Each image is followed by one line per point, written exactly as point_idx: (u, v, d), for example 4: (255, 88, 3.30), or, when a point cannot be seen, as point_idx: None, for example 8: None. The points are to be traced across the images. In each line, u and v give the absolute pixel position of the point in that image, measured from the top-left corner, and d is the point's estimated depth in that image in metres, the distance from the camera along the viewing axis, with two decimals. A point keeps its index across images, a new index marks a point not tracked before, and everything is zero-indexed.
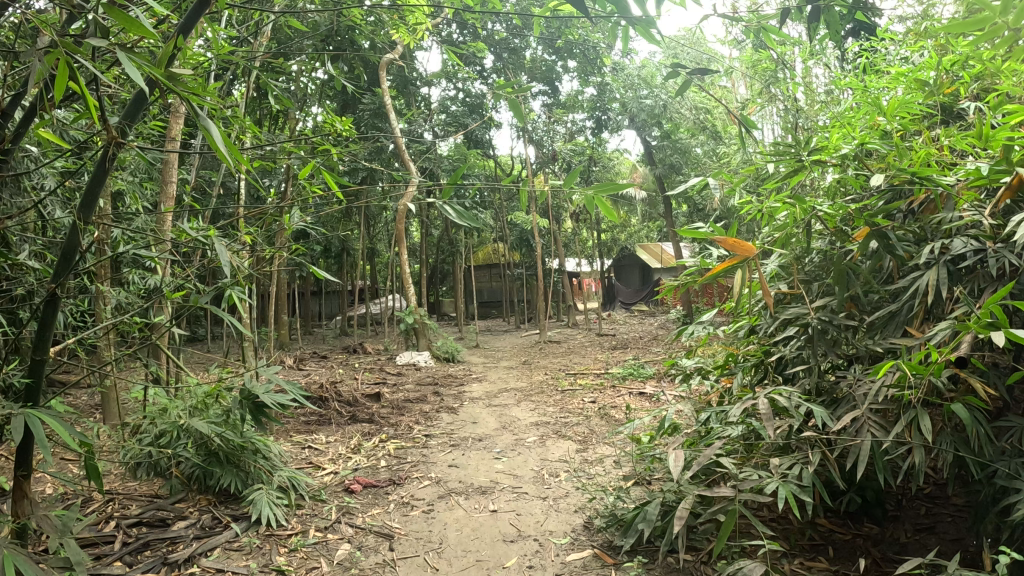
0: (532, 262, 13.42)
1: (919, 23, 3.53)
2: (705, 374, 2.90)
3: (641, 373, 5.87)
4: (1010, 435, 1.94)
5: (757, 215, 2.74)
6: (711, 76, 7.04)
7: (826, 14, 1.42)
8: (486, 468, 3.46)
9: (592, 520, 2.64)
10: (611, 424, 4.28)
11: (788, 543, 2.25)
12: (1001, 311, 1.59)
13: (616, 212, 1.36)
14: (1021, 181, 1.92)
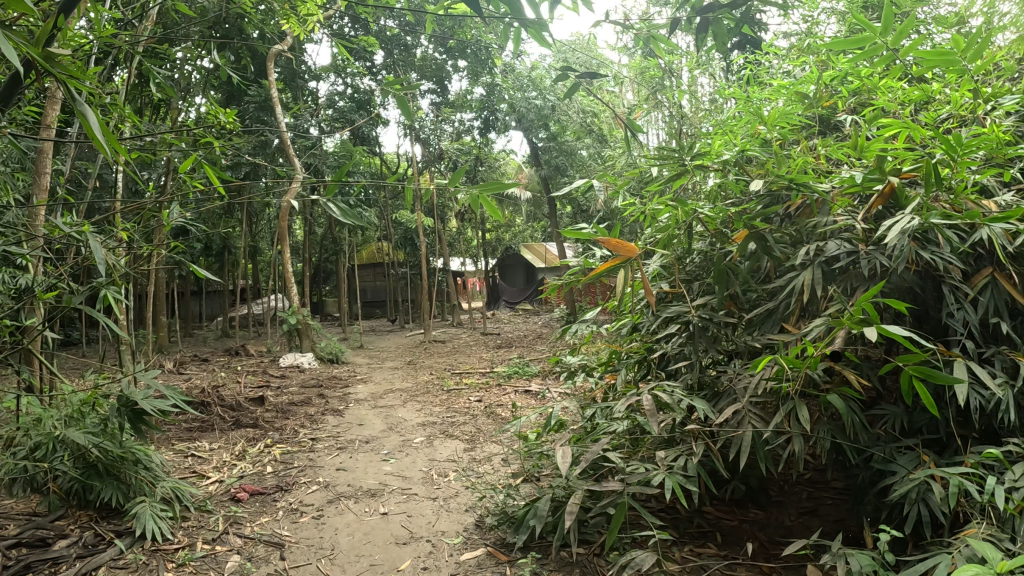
0: (418, 262, 13.31)
1: (800, 40, 3.78)
2: (590, 370, 2.98)
3: (526, 372, 5.95)
4: (883, 421, 2.10)
5: (640, 217, 2.85)
6: (596, 82, 7.24)
7: (714, 27, 1.49)
8: (375, 470, 3.41)
9: (484, 519, 2.65)
10: (498, 422, 4.32)
11: (677, 531, 2.34)
12: (872, 308, 1.70)
13: (500, 212, 1.37)
14: (892, 189, 2.10)
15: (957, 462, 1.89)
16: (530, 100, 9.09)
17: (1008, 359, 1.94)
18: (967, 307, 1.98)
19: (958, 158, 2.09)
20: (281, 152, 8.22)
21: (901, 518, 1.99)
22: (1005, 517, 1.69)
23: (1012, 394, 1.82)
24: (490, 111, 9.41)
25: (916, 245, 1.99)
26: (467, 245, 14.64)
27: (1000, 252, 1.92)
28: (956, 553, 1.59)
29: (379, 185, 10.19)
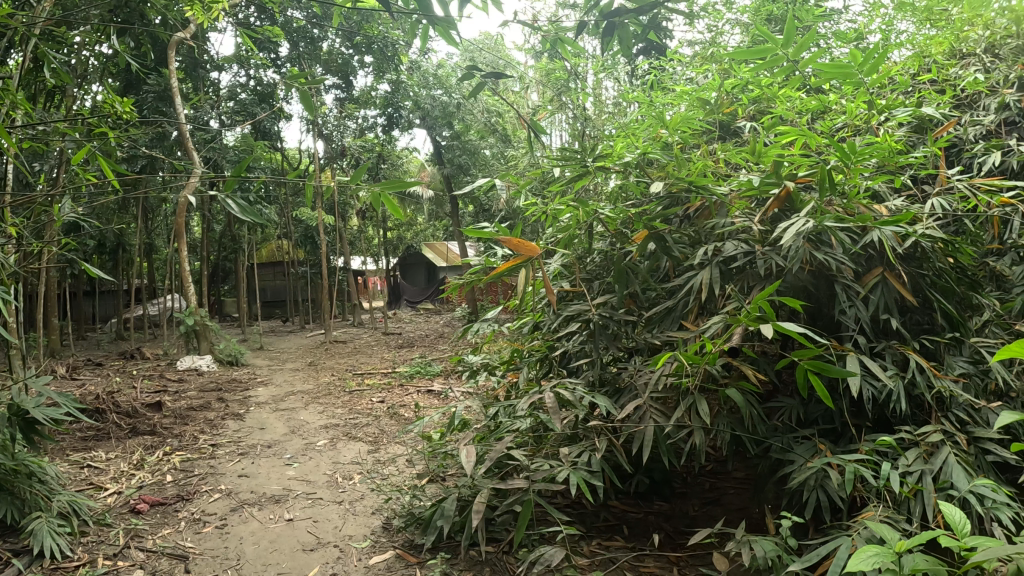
0: (321, 261, 13.00)
1: (702, 49, 3.93)
2: (493, 369, 2.99)
3: (429, 371, 5.92)
4: (780, 413, 2.22)
5: (542, 216, 2.90)
6: (502, 82, 7.29)
7: (619, 31, 1.53)
8: (278, 475, 3.31)
9: (391, 521, 2.62)
10: (401, 423, 4.29)
11: (585, 526, 2.39)
12: (768, 306, 1.78)
13: (403, 211, 1.51)
14: (788, 193, 2.21)
15: (852, 449, 2.02)
16: (436, 98, 9.07)
17: (897, 352, 2.10)
18: (858, 304, 2.12)
19: (852, 165, 2.23)
20: (181, 144, 7.84)
21: (800, 504, 2.11)
22: (901, 499, 1.83)
23: (900, 385, 1.96)
24: (394, 108, 9.39)
25: (810, 246, 2.10)
26: (375, 243, 14.40)
27: (889, 254, 2.06)
28: (856, 535, 1.70)
29: (280, 181, 9.87)
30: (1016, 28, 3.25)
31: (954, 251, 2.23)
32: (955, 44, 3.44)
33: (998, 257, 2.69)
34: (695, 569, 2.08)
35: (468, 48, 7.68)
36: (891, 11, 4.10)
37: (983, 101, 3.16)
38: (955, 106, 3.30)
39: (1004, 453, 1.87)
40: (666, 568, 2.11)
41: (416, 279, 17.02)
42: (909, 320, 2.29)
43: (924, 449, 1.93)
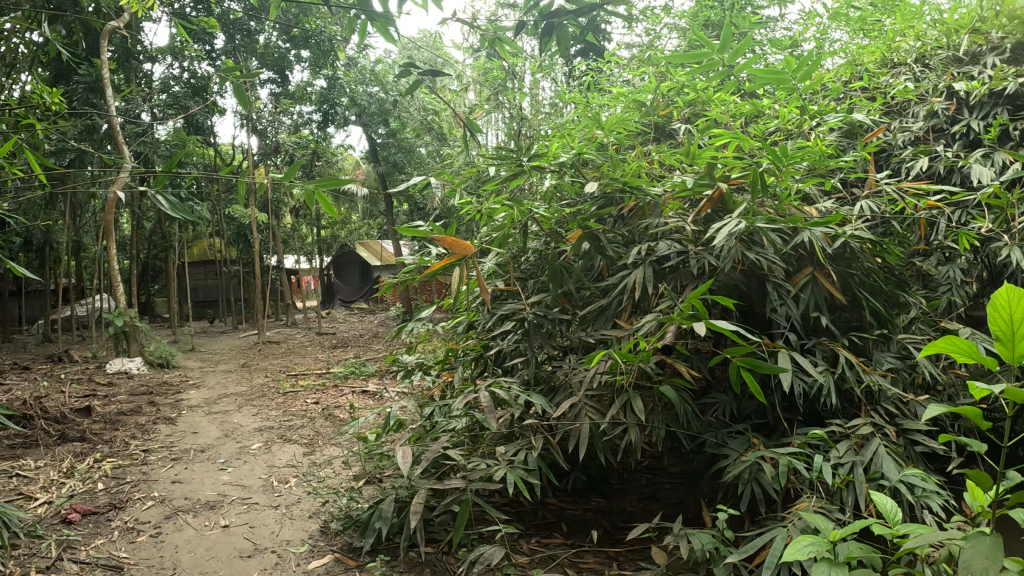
0: (255, 260, 12.66)
1: (637, 52, 4.01)
2: (428, 368, 2.97)
3: (363, 372, 5.85)
4: (714, 409, 2.27)
5: (477, 215, 2.91)
6: (440, 80, 7.26)
7: (558, 32, 1.54)
8: (212, 481, 3.21)
9: (329, 524, 2.58)
10: (336, 424, 4.23)
11: (524, 524, 2.40)
12: (701, 304, 1.83)
13: (336, 208, 1.52)
14: (722, 194, 2.27)
15: (784, 443, 2.09)
16: (372, 94, 9.01)
17: (827, 349, 2.18)
18: (789, 303, 2.19)
19: (783, 169, 2.31)
20: (111, 138, 7.50)
21: (734, 497, 2.17)
22: (834, 490, 1.90)
23: (830, 380, 2.04)
24: (330, 105, 9.06)
25: (742, 246, 2.16)
26: (309, 242, 14.10)
27: (818, 253, 2.14)
28: (791, 525, 1.76)
29: (211, 177, 9.56)
30: (944, 41, 3.42)
31: (883, 251, 2.37)
32: (887, 54, 3.61)
33: (925, 257, 2.92)
34: (633, 563, 2.12)
35: (406, 44, 7.59)
36: (825, 21, 4.25)
37: (913, 109, 3.33)
38: (885, 113, 3.46)
39: (931, 443, 2.00)
40: (606, 563, 2.14)
41: (349, 278, 16.53)
42: (839, 318, 2.38)
43: (854, 441, 2.01)
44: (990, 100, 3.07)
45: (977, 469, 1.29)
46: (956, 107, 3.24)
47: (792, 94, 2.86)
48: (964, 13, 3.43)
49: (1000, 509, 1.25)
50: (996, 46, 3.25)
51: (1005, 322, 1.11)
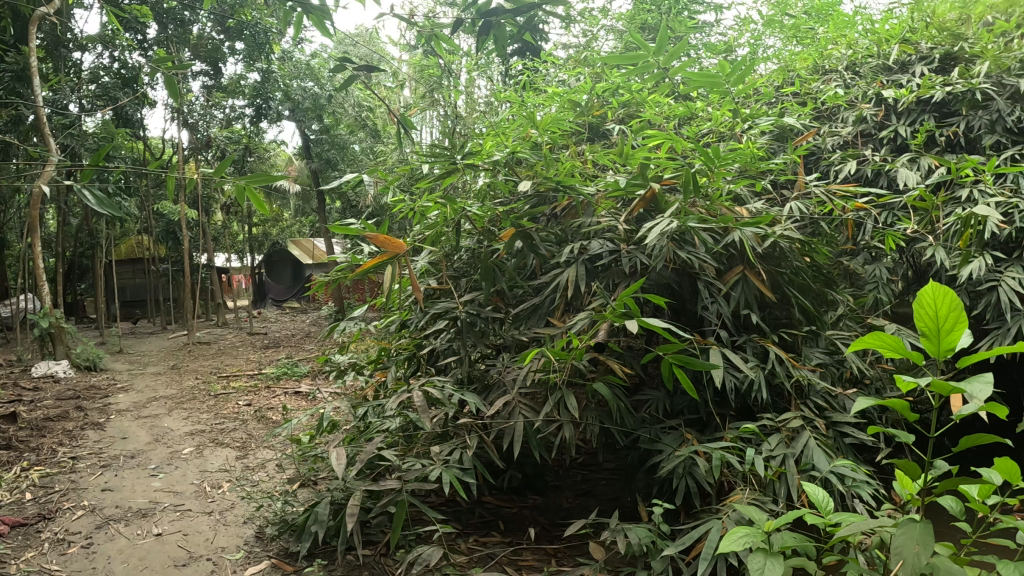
0: (183, 258, 12.20)
1: (574, 53, 4.05)
2: (361, 368, 2.93)
3: (296, 372, 5.71)
4: (647, 405, 2.32)
5: (410, 213, 2.88)
6: (376, 76, 7.14)
7: (495, 30, 1.54)
8: (143, 488, 3.08)
9: (265, 529, 2.51)
10: (270, 426, 4.12)
11: (461, 523, 2.40)
12: (633, 302, 1.86)
13: (268, 205, 1.49)
14: (654, 194, 2.31)
15: (717, 437, 2.15)
16: (307, 90, 8.82)
17: (756, 345, 2.25)
18: (720, 301, 2.26)
19: (716, 169, 2.38)
20: (36, 130, 7.07)
21: (669, 491, 2.22)
22: (766, 482, 1.96)
23: (761, 375, 2.10)
24: (264, 99, 8.68)
25: (673, 246, 2.22)
26: (240, 239, 13.68)
27: (748, 252, 2.20)
28: (726, 517, 1.81)
29: (140, 172, 9.15)
30: (874, 50, 3.56)
31: (811, 250, 2.46)
32: (819, 61, 3.75)
33: (852, 256, 3.04)
34: (571, 559, 2.15)
35: (342, 39, 7.43)
36: (760, 27, 4.37)
37: (842, 114, 3.46)
38: (816, 118, 3.59)
39: (860, 435, 2.11)
40: (544, 560, 2.16)
41: (280, 276, 16.07)
42: (769, 315, 2.46)
43: (785, 434, 2.08)
44: (917, 107, 3.25)
45: (906, 458, 1.35)
46: (886, 113, 3.39)
47: (725, 97, 2.95)
48: (896, 25, 3.59)
49: (928, 497, 1.31)
50: (924, 56, 3.38)
51: (930, 316, 1.16)
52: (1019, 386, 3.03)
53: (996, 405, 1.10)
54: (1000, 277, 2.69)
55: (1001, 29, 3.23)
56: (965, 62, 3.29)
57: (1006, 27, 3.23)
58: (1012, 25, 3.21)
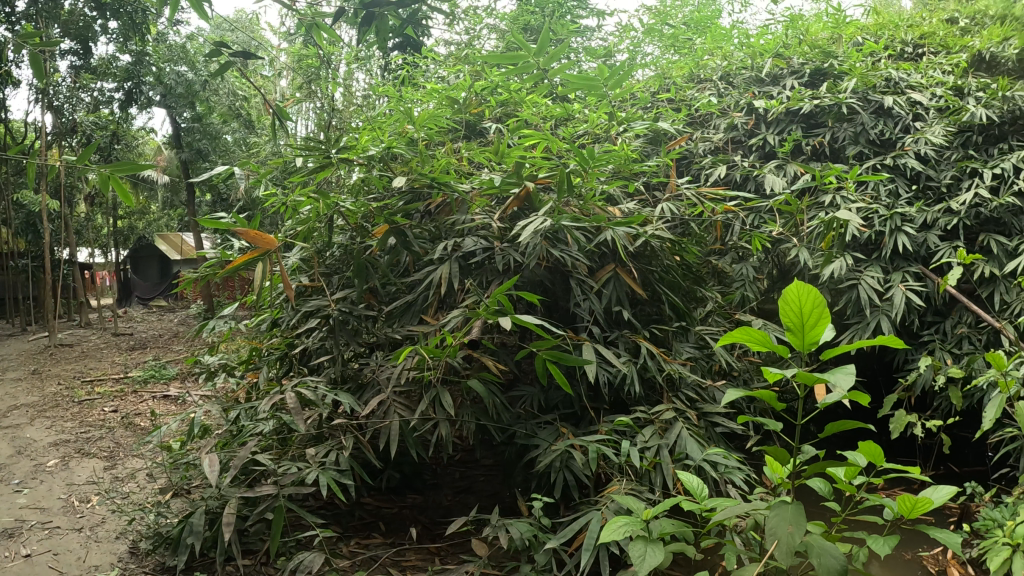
0: (40, 253, 11.13)
1: (455, 51, 4.05)
2: (232, 370, 2.79)
3: (164, 375, 5.36)
4: (523, 400, 2.36)
5: (281, 207, 2.78)
6: (251, 62, 6.80)
7: (377, 22, 1.52)
8: (6, 506, 2.80)
9: (139, 544, 2.34)
10: (140, 433, 3.85)
11: (342, 527, 2.35)
12: (506, 300, 1.89)
13: (135, 195, 1.40)
14: (528, 193, 2.37)
15: (592, 430, 2.21)
16: (181, 75, 8.23)
17: (627, 341, 2.34)
18: (591, 298, 2.33)
19: (590, 170, 2.45)
20: None
21: (547, 485, 2.27)
22: (642, 472, 2.04)
23: (633, 369, 2.19)
24: (135, 83, 8.03)
25: (546, 244, 2.27)
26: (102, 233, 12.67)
27: (620, 251, 2.30)
28: (605, 508, 1.87)
29: None
30: (749, 62, 3.80)
31: (681, 249, 2.58)
32: (695, 70, 3.96)
33: (721, 255, 3.21)
34: (456, 556, 2.15)
35: (218, 23, 7.02)
36: (639, 35, 4.54)
37: (714, 121, 3.66)
38: (689, 123, 3.77)
39: (729, 424, 2.24)
40: (428, 559, 2.15)
41: (145, 273, 14.98)
42: (640, 312, 2.56)
43: (658, 425, 2.18)
44: (785, 118, 3.48)
45: (776, 444, 1.46)
46: (755, 122, 3.61)
47: (601, 100, 3.07)
48: (770, 40, 3.83)
49: (796, 479, 1.43)
50: (795, 71, 3.64)
51: (794, 312, 1.28)
52: (877, 373, 3.30)
53: (861, 392, 1.29)
54: (859, 276, 2.94)
55: (867, 50, 3.53)
56: (833, 78, 3.57)
57: (872, 48, 3.53)
58: (878, 46, 3.52)
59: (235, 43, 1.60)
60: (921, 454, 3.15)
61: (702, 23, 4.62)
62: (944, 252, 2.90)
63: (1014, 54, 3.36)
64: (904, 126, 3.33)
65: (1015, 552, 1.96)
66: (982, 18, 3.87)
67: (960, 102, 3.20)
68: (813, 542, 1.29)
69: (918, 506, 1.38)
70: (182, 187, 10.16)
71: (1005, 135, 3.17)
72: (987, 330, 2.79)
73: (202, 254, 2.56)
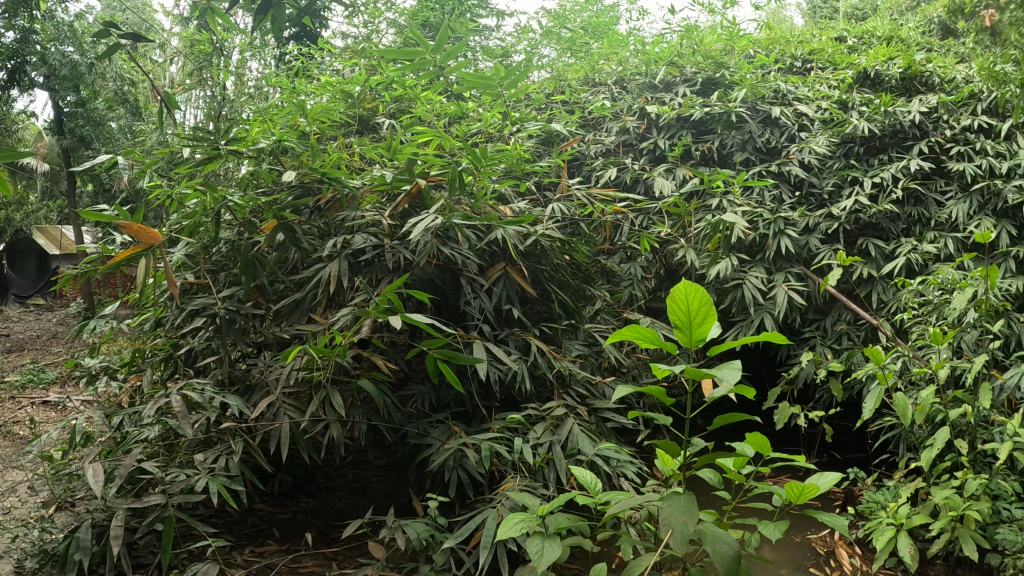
0: None
1: (354, 44, 3.98)
2: (114, 373, 2.58)
3: (43, 380, 5.00)
4: (413, 399, 2.33)
5: (166, 200, 2.64)
6: (139, 45, 6.43)
7: (275, 11, 1.47)
8: None
9: (18, 564, 2.18)
10: (16, 443, 3.58)
11: (235, 535, 2.26)
12: (397, 298, 1.89)
13: (9, 183, 1.29)
14: (419, 190, 2.36)
15: (485, 428, 2.22)
16: (66, 55, 7.56)
17: (518, 339, 2.37)
18: (482, 296, 2.35)
19: (482, 169, 2.47)
20: None
21: (442, 484, 2.26)
22: (536, 469, 2.07)
23: (522, 367, 2.22)
24: (17, 62, 7.45)
25: (437, 242, 2.27)
26: None
27: (510, 250, 2.32)
28: (500, 505, 1.88)
29: None
30: (642, 68, 3.93)
31: (570, 249, 2.66)
32: (590, 74, 4.06)
33: (611, 255, 3.29)
34: (353, 560, 2.11)
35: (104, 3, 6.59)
36: (537, 37, 4.58)
37: (606, 124, 3.76)
38: (583, 126, 3.85)
39: (619, 419, 2.32)
40: (324, 564, 2.10)
41: (21, 267, 13.87)
42: (530, 310, 2.60)
43: (550, 422, 2.21)
44: (676, 123, 3.62)
45: (666, 439, 1.54)
46: (647, 127, 3.73)
47: (496, 100, 3.11)
48: (665, 48, 3.95)
49: (686, 470, 1.50)
50: (688, 79, 3.80)
51: (681, 310, 1.35)
52: (761, 368, 3.48)
53: (747, 387, 1.38)
54: (744, 276, 3.06)
55: (756, 63, 3.73)
56: (723, 87, 3.74)
57: (762, 61, 3.73)
58: (768, 60, 3.72)
59: (125, 23, 1.51)
60: (805, 444, 3.32)
61: (599, 29, 4.74)
62: (825, 255, 3.10)
63: (897, 73, 3.57)
64: (790, 136, 3.53)
65: (896, 531, 2.11)
66: (869, 38, 4.20)
67: (843, 115, 3.40)
68: (706, 530, 1.35)
69: (805, 494, 1.48)
70: (61, 176, 9.48)
71: (884, 146, 3.43)
72: (864, 327, 3.00)
73: (81, 249, 2.39)
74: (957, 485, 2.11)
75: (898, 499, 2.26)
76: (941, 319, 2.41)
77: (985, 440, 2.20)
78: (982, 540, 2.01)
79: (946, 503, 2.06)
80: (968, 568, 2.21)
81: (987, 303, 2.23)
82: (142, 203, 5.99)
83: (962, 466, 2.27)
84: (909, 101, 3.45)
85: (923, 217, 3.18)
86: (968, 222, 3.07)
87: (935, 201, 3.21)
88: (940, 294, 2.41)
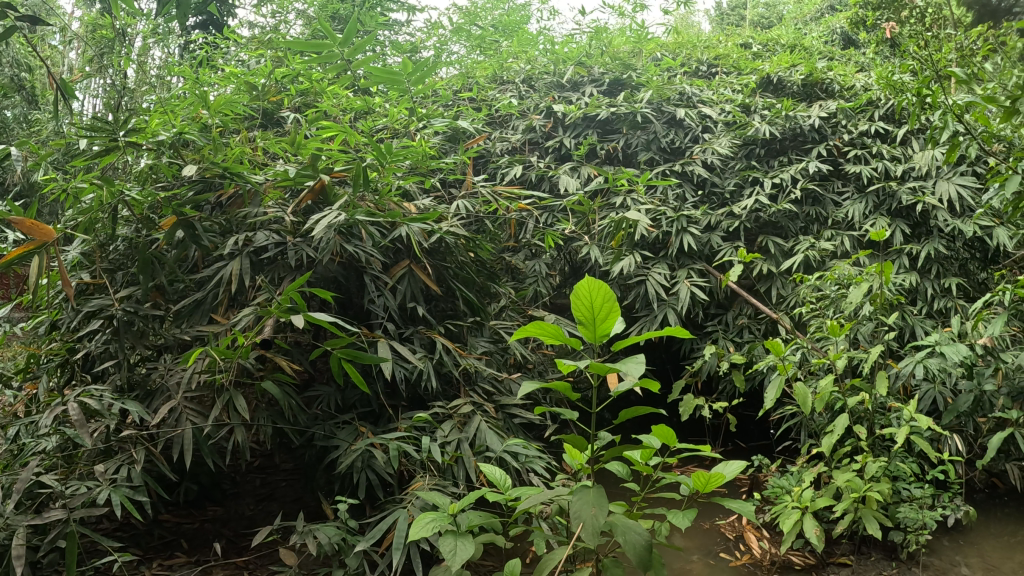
0: None
1: (260, 35, 3.87)
2: (6, 380, 2.44)
3: None
4: (319, 400, 2.29)
5: (59, 195, 2.49)
6: (30, 29, 6.04)
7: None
8: None
9: None
10: None
11: (141, 549, 2.17)
12: (299, 297, 1.84)
13: None
14: (323, 186, 2.33)
15: (392, 428, 2.20)
16: None
17: (423, 337, 2.36)
18: (386, 295, 2.33)
19: (387, 164, 2.46)
20: None
21: (352, 486, 2.23)
22: (445, 467, 2.07)
23: (428, 365, 2.22)
24: None
25: (341, 239, 2.24)
26: None
27: (414, 247, 2.32)
28: (410, 505, 1.88)
29: None
30: (551, 67, 4.00)
31: (477, 246, 2.67)
32: (498, 71, 4.07)
33: (517, 252, 3.32)
34: (265, 569, 2.06)
35: None
36: (447, 33, 4.56)
37: (513, 122, 3.79)
38: (490, 123, 3.87)
39: (526, 414, 2.36)
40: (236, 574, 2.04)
41: None
42: (436, 308, 2.60)
43: (457, 420, 2.22)
44: (583, 123, 3.69)
45: (574, 433, 1.55)
46: (554, 125, 3.79)
47: (403, 96, 3.10)
48: (574, 48, 4.05)
49: (594, 463, 1.52)
50: (595, 79, 3.90)
51: (585, 307, 1.37)
52: (666, 361, 3.60)
53: (651, 380, 1.41)
54: (647, 272, 3.16)
55: (663, 66, 3.85)
56: (630, 88, 3.86)
57: (668, 64, 3.85)
58: (673, 63, 3.84)
59: (21, 3, 1.41)
60: (710, 434, 3.48)
61: (511, 27, 4.76)
62: (725, 252, 3.22)
63: (799, 79, 3.74)
64: (694, 136, 3.65)
65: (802, 515, 2.21)
66: (773, 45, 4.39)
67: (745, 118, 3.54)
68: (616, 522, 1.36)
69: (710, 483, 1.51)
70: None
71: (784, 148, 3.60)
72: (764, 320, 3.13)
73: None
74: (857, 469, 2.22)
75: (801, 484, 2.37)
76: (837, 313, 2.54)
77: (882, 426, 2.33)
78: (882, 519, 2.12)
79: (848, 485, 2.17)
80: (867, 546, 2.34)
81: (880, 296, 2.35)
82: (34, 199, 5.64)
83: (862, 450, 2.39)
84: (811, 106, 3.62)
85: (820, 216, 3.36)
86: (864, 221, 3.26)
87: (832, 201, 3.38)
88: (837, 288, 2.54)
